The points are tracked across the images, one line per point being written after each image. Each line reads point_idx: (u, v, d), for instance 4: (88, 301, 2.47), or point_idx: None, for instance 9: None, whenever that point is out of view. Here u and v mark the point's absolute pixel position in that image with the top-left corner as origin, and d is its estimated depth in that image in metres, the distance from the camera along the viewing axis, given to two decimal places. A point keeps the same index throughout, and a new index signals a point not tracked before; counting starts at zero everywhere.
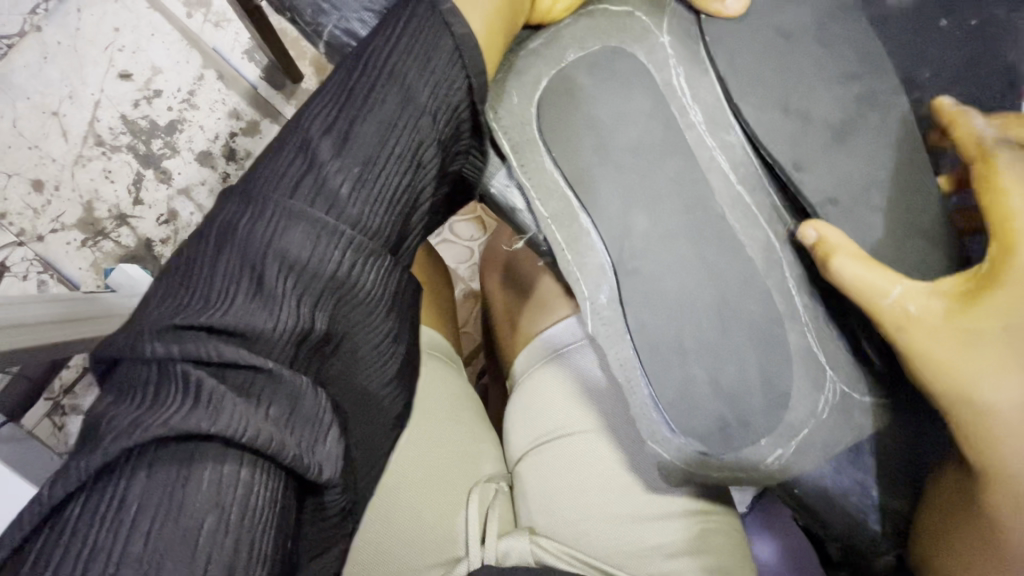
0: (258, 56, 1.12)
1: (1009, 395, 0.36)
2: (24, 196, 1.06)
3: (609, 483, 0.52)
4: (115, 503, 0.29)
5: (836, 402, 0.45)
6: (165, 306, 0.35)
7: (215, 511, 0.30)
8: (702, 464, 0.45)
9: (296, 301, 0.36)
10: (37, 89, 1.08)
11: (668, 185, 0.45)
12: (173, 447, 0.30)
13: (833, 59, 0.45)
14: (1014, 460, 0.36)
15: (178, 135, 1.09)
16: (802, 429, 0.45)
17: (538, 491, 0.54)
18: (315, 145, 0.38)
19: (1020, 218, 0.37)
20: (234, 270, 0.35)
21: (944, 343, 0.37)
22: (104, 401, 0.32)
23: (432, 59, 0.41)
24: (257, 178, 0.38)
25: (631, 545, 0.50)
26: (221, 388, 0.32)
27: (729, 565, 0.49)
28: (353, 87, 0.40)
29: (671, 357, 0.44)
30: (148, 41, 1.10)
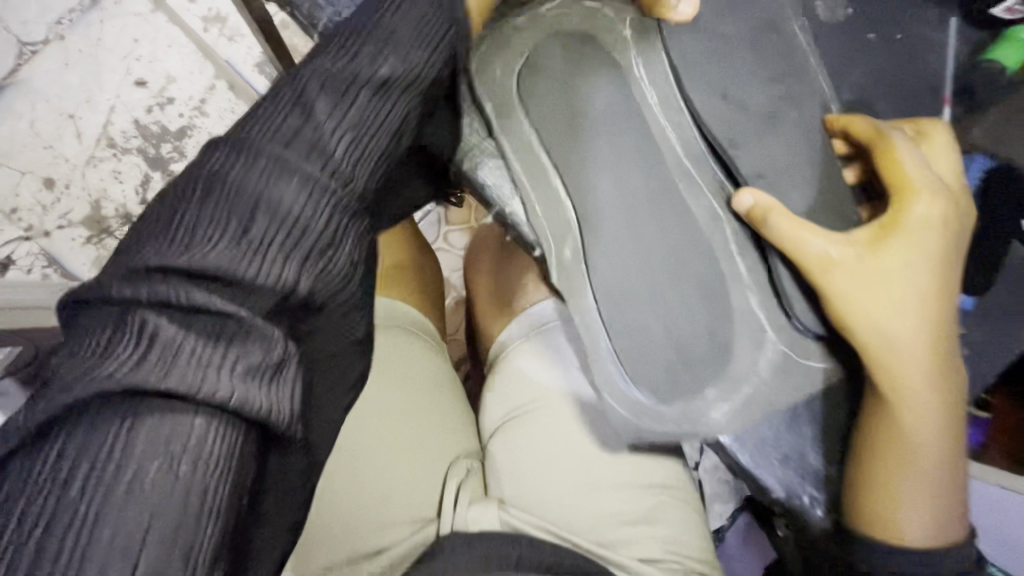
0: (268, 68, 1.18)
1: (906, 330, 0.41)
2: (35, 193, 1.11)
3: (574, 458, 0.55)
4: (68, 448, 0.29)
5: (773, 363, 0.46)
6: (138, 253, 0.35)
7: (166, 455, 0.30)
8: (648, 412, 0.48)
9: (277, 254, 0.36)
10: (56, 93, 1.14)
11: (629, 150, 0.49)
12: (124, 395, 0.30)
13: (777, 62, 0.50)
14: (915, 394, 0.40)
15: (187, 141, 1.15)
16: (746, 375, 0.46)
17: (507, 464, 0.56)
18: (302, 111, 0.40)
19: (913, 180, 0.43)
20: (214, 220, 0.36)
21: (861, 288, 0.41)
22: (59, 352, 0.32)
23: (423, 42, 0.44)
24: (242, 137, 0.39)
25: (599, 517, 0.53)
26: (193, 330, 0.32)
27: (679, 532, 0.54)
28: (341, 63, 0.42)
29: (630, 303, 0.47)
30: (164, 52, 1.17)
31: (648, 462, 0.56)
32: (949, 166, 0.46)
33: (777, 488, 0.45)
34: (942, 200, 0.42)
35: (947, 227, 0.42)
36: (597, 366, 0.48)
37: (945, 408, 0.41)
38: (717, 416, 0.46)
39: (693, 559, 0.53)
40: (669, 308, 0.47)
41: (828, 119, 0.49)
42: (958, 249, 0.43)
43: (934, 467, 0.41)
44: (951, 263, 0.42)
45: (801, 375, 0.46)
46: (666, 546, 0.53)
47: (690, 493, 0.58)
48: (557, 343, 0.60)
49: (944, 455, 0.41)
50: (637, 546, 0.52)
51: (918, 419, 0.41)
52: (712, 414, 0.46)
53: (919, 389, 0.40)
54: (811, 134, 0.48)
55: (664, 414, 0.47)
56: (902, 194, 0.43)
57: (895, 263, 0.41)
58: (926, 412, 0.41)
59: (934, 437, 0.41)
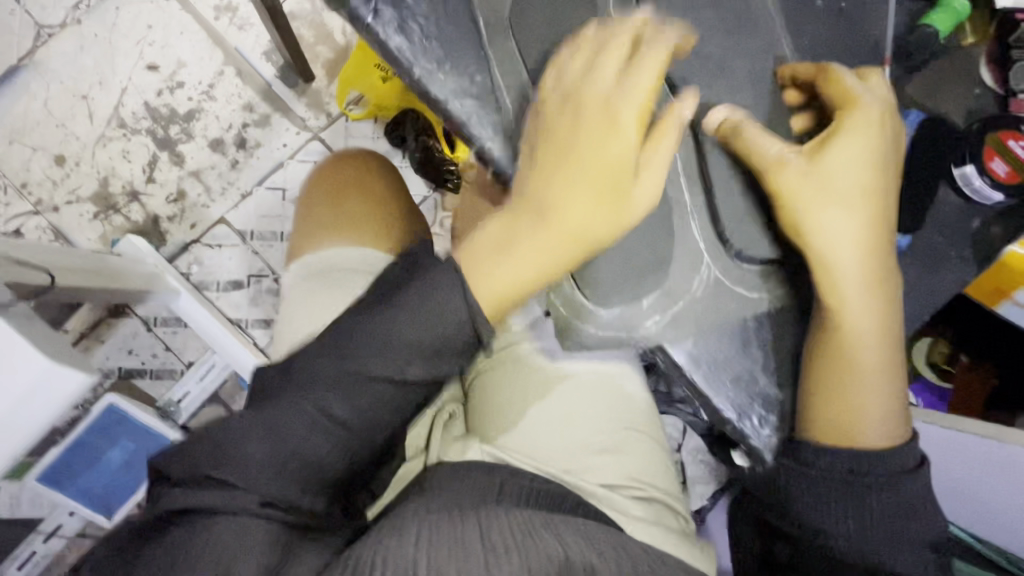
0: (276, 56, 1.20)
1: (845, 231, 0.46)
2: (45, 169, 1.16)
3: (549, 398, 0.62)
4: (167, 538, 0.42)
5: (708, 285, 0.47)
6: (207, 449, 0.45)
7: (226, 543, 0.41)
8: (586, 314, 0.47)
9: (306, 493, 0.46)
10: (70, 74, 1.17)
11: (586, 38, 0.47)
12: (203, 514, 0.43)
13: (752, 16, 0.49)
14: (851, 287, 0.46)
15: (195, 124, 1.18)
16: (689, 280, 0.46)
17: (490, 404, 0.63)
18: (321, 433, 0.45)
19: (852, 99, 0.46)
20: (263, 458, 0.45)
21: (808, 193, 0.45)
22: (183, 490, 0.44)
23: (401, 354, 0.46)
24: (278, 405, 0.46)
25: (574, 449, 0.60)
26: (259, 506, 0.44)
27: (643, 460, 0.62)
28: (367, 341, 0.46)
29: (571, 193, 0.44)
30: (176, 38, 1.19)
31: (616, 402, 0.63)
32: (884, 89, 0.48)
33: (729, 410, 0.47)
34: (878, 120, 0.47)
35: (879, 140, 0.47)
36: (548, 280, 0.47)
37: (880, 308, 0.47)
38: (651, 326, 0.46)
39: (653, 487, 0.61)
40: (603, 202, 0.44)
41: (781, 70, 0.48)
42: (892, 160, 0.48)
43: (870, 347, 0.47)
44: (883, 173, 0.47)
45: (730, 297, 0.47)
46: (631, 475, 0.60)
47: (655, 433, 0.65)
48: None
49: (881, 350, 0.48)
50: (605, 472, 0.60)
51: (854, 308, 0.46)
52: (648, 323, 0.46)
53: (855, 293, 0.46)
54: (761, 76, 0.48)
55: (603, 319, 0.47)
56: (846, 113, 0.46)
57: (835, 177, 0.46)
58: (860, 314, 0.46)
59: (867, 324, 0.47)
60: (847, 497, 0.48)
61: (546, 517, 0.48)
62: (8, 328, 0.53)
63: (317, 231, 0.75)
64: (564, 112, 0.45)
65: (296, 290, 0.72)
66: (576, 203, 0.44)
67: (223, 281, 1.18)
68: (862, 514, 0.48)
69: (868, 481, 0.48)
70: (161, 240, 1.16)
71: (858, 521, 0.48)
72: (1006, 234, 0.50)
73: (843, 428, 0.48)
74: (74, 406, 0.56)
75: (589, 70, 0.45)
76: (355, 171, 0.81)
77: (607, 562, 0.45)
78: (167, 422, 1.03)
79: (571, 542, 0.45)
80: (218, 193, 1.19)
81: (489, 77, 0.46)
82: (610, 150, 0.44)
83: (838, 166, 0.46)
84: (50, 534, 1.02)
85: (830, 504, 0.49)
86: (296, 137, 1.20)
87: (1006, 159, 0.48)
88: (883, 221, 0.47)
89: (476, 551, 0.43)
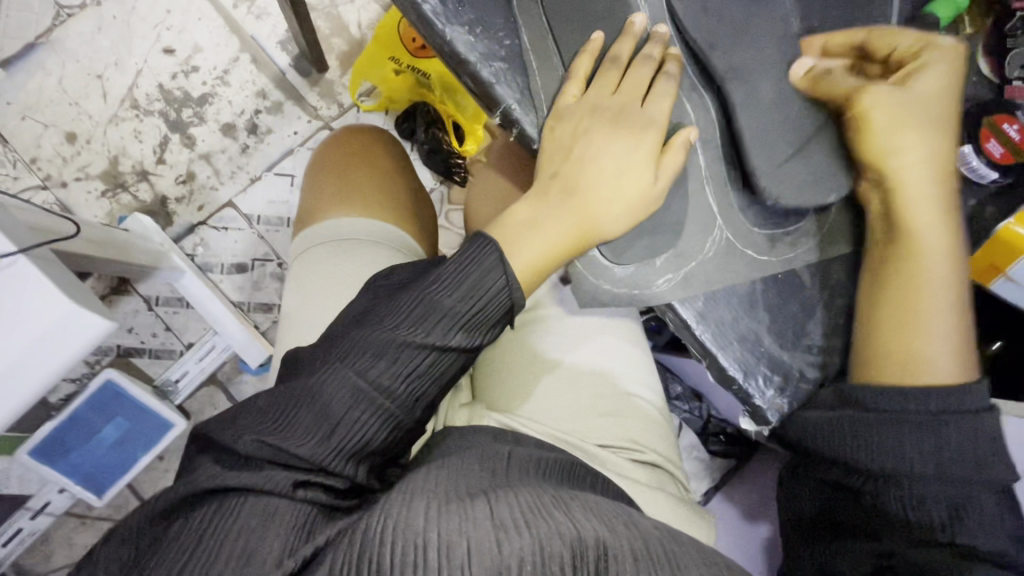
0: (291, 46, 1.16)
1: (921, 154, 0.49)
2: (56, 146, 1.10)
3: (551, 369, 0.64)
4: (197, 518, 0.38)
5: (720, 246, 0.50)
6: (251, 422, 0.43)
7: (255, 527, 0.37)
8: (604, 271, 0.50)
9: (351, 462, 0.43)
10: (87, 53, 1.12)
11: (606, 13, 0.50)
12: (237, 492, 0.40)
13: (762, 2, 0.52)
14: (923, 210, 0.49)
15: (208, 107, 1.14)
16: (704, 243, 0.50)
17: (496, 375, 0.64)
18: (366, 403, 0.43)
19: (920, 44, 0.51)
20: (307, 426, 0.43)
21: (892, 116, 0.49)
22: (211, 465, 0.42)
23: (433, 315, 0.45)
24: (322, 373, 0.44)
25: (578, 417, 0.62)
26: (294, 489, 0.40)
27: (643, 429, 0.63)
28: (410, 312, 0.45)
29: (591, 157, 0.49)
30: (194, 23, 1.15)
31: (614, 371, 0.65)
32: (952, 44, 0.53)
33: (734, 368, 0.49)
34: (949, 57, 0.51)
35: (953, 81, 0.50)
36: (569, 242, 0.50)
37: (951, 240, 0.49)
38: (662, 286, 0.49)
39: (654, 452, 0.62)
40: (627, 167, 0.48)
41: (803, 39, 0.51)
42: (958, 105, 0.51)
43: (945, 267, 0.49)
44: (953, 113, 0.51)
45: (740, 259, 0.50)
46: (633, 439, 0.62)
47: (655, 401, 0.66)
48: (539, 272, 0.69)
49: (952, 283, 0.49)
50: (606, 433, 0.61)
51: (929, 229, 0.49)
52: (659, 283, 0.49)
53: (928, 221, 0.49)
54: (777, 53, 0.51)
55: (618, 276, 0.49)
56: (927, 50, 0.51)
57: (919, 104, 0.50)
58: (934, 242, 0.49)
59: (942, 247, 0.49)
60: (921, 437, 0.46)
61: (554, 493, 0.41)
62: (38, 273, 0.55)
63: (325, 200, 0.75)
64: (587, 111, 0.49)
65: (303, 260, 0.71)
66: (600, 189, 0.48)
67: (227, 264, 1.13)
68: (912, 465, 0.47)
69: (932, 422, 0.46)
70: (168, 221, 1.12)
71: (934, 462, 0.46)
72: (999, 213, 0.52)
73: (919, 351, 0.48)
74: (91, 351, 0.57)
75: (614, 76, 0.49)
76: (362, 146, 0.82)
77: (622, 539, 0.36)
78: (164, 401, 1.03)
79: (581, 517, 0.38)
80: (227, 176, 1.14)
81: (517, 47, 0.49)
82: (627, 152, 0.48)
83: (921, 98, 0.50)
84: (38, 511, 1.00)
85: (902, 446, 0.47)
86: (307, 125, 1.16)
87: (1002, 140, 0.51)
88: (948, 160, 0.50)
89: (480, 524, 0.36)
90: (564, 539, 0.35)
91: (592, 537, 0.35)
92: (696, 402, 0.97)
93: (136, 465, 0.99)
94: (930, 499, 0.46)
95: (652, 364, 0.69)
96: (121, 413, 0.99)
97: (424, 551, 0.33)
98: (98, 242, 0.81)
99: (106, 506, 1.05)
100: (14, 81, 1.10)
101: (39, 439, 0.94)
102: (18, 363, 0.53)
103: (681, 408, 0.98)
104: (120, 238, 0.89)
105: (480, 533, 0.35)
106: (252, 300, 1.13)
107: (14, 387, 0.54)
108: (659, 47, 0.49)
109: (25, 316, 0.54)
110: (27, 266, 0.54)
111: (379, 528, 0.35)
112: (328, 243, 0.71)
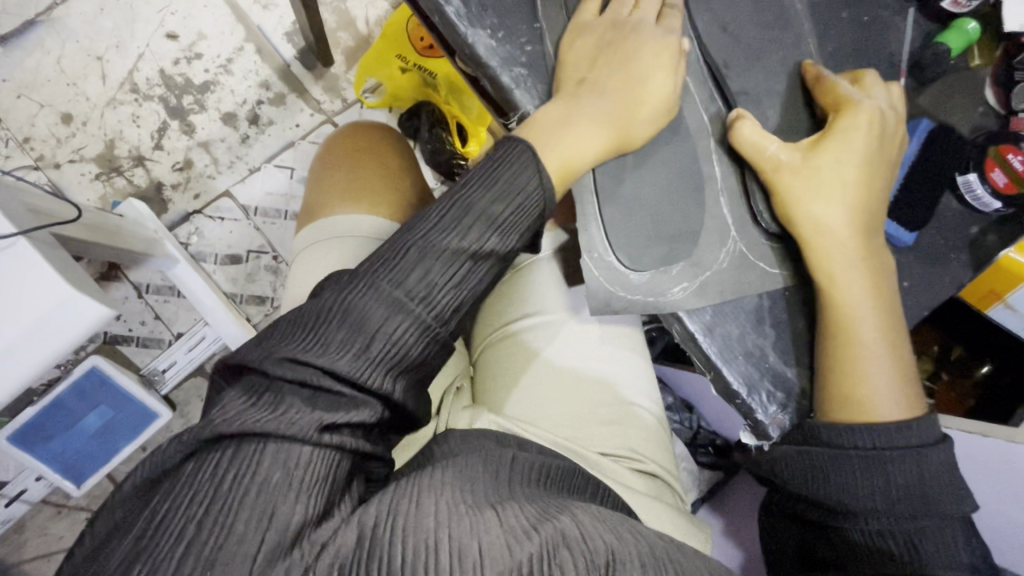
0: (297, 38, 1.15)
1: (834, 213, 0.49)
2: (50, 126, 1.08)
3: (555, 375, 0.64)
4: (216, 461, 0.35)
5: (734, 257, 0.51)
6: (281, 342, 0.40)
7: (278, 483, 0.35)
8: (622, 278, 0.49)
9: (390, 377, 0.41)
10: (87, 34, 1.10)
11: (629, 24, 0.51)
12: (259, 436, 0.36)
13: (780, 26, 0.53)
14: (847, 268, 0.49)
15: (209, 95, 1.12)
16: (719, 254, 0.50)
17: (502, 381, 0.64)
18: (403, 314, 0.41)
19: (841, 101, 0.50)
20: (343, 340, 0.40)
21: (800, 181, 0.49)
22: (235, 398, 0.38)
23: (470, 222, 0.44)
24: (352, 290, 0.41)
25: (578, 427, 0.62)
26: (321, 434, 0.37)
27: (645, 440, 0.63)
28: (444, 216, 0.44)
29: (610, 172, 0.50)
30: (199, 10, 1.13)
31: (618, 379, 0.65)
32: (890, 93, 0.52)
33: (739, 383, 0.50)
34: (866, 91, 0.51)
35: (872, 141, 0.50)
36: (584, 238, 0.50)
37: (880, 297, 0.49)
38: (678, 294, 0.49)
39: (654, 462, 0.62)
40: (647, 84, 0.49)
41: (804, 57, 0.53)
42: (886, 161, 0.51)
43: (879, 323, 0.49)
44: (877, 169, 0.50)
45: (753, 271, 0.51)
46: (633, 448, 0.62)
47: (654, 411, 0.67)
48: (548, 278, 0.69)
49: (881, 330, 0.49)
50: (606, 442, 0.61)
51: (855, 288, 0.48)
52: (674, 292, 0.49)
53: (849, 278, 0.48)
54: (793, 76, 0.53)
55: (633, 282, 0.49)
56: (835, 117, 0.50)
57: (827, 171, 0.49)
58: (863, 299, 0.48)
59: (872, 304, 0.49)
60: (910, 469, 0.48)
61: (558, 502, 0.41)
62: (36, 255, 0.53)
63: (330, 197, 0.75)
64: (574, 94, 0.49)
65: (307, 254, 0.71)
66: (623, 111, 0.49)
67: (221, 254, 1.11)
68: (894, 493, 0.48)
69: (876, 458, 0.48)
70: (162, 209, 1.10)
71: (884, 498, 0.49)
72: (1000, 242, 0.54)
73: (869, 391, 0.49)
74: (87, 338, 0.55)
75: (616, 65, 0.50)
76: (371, 143, 0.81)
77: (630, 546, 0.36)
78: (150, 391, 1.01)
79: (586, 522, 0.38)
80: (225, 166, 1.13)
81: (542, 54, 0.50)
82: (653, 74, 0.49)
83: (834, 159, 0.49)
84: (12, 499, 0.98)
85: (852, 483, 0.49)
86: (310, 118, 1.15)
87: (1008, 170, 0.52)
88: (871, 215, 0.50)
89: (492, 529, 0.35)
90: (573, 550, 0.34)
91: (601, 545, 0.35)
92: (687, 412, 0.99)
93: (118, 455, 0.98)
94: (881, 532, 0.49)
95: (652, 373, 0.69)
96: (105, 401, 0.96)
97: (435, 553, 0.33)
98: (93, 228, 0.79)
99: (83, 497, 1.02)
100: (11, 58, 1.08)
101: (17, 425, 0.91)
102: (12, 347, 0.52)
103: (673, 418, 0.99)
104: (111, 223, 0.87)
105: (490, 536, 0.34)
106: (245, 293, 1.11)
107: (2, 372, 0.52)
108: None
109: (22, 299, 0.52)
110: (27, 249, 0.53)
111: (390, 530, 0.34)
112: (331, 238, 0.70)
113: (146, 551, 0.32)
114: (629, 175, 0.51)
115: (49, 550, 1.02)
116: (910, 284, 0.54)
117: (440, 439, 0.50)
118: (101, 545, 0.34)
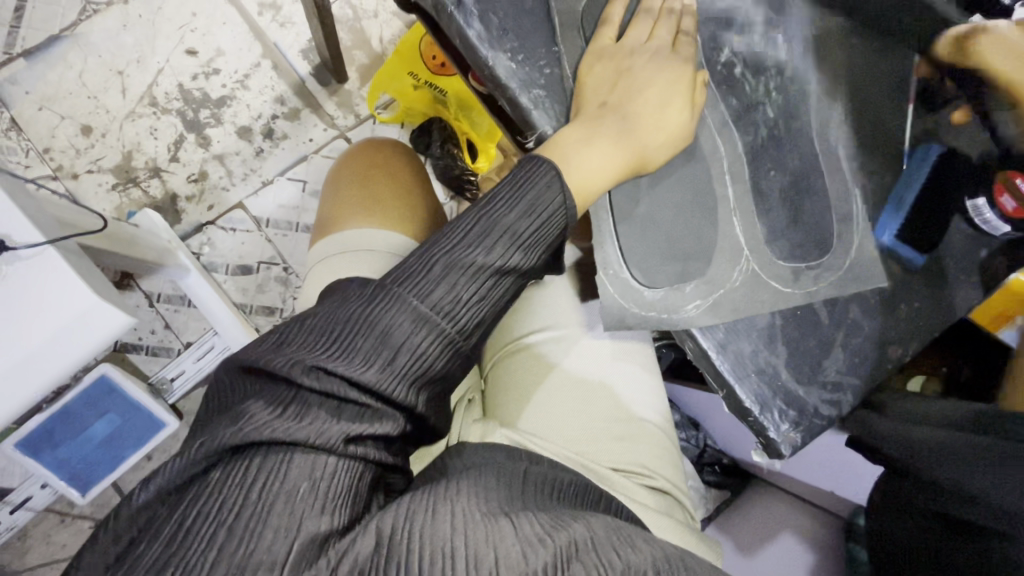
0: (313, 55, 1.18)
1: None
2: (71, 137, 1.11)
3: (569, 391, 0.65)
4: (243, 469, 0.36)
5: (747, 275, 0.52)
6: (302, 347, 0.41)
7: (304, 493, 0.36)
8: (638, 296, 0.50)
9: (413, 390, 0.41)
10: (109, 49, 1.14)
11: (642, 50, 0.52)
12: (286, 446, 0.37)
13: (788, 55, 0.54)
14: None
15: (225, 110, 1.15)
16: (733, 272, 0.52)
17: (516, 397, 0.65)
18: (428, 328, 0.42)
19: None
20: (368, 351, 0.40)
21: None
22: (255, 404, 0.39)
23: (493, 240, 0.45)
24: (379, 300, 0.42)
25: (591, 443, 0.62)
26: (346, 446, 0.38)
27: (657, 455, 0.64)
28: (469, 230, 0.45)
29: (625, 194, 0.52)
30: (219, 28, 1.17)
31: (629, 394, 0.66)
32: None
33: (751, 401, 0.50)
34: None
35: None
36: (600, 256, 0.51)
37: None
38: (691, 310, 0.50)
39: (666, 478, 0.63)
40: (661, 111, 0.51)
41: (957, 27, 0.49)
42: None
43: None
44: None
45: (766, 290, 0.52)
46: (644, 464, 0.62)
47: (664, 426, 0.67)
48: (559, 292, 0.70)
49: None
50: (619, 458, 0.61)
51: None
52: (687, 310, 0.50)
53: None
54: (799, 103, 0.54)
55: (647, 299, 0.50)
56: None
57: None
58: None
59: None
60: None
61: (572, 513, 0.41)
62: (63, 262, 0.55)
63: (342, 213, 0.76)
64: (593, 116, 0.50)
65: (320, 268, 0.72)
66: (638, 136, 0.50)
67: (232, 265, 1.13)
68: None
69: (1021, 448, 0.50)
70: (176, 219, 1.12)
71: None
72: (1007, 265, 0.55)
73: None
74: (109, 345, 0.56)
75: (630, 92, 0.52)
76: (382, 158, 0.83)
77: (645, 554, 0.36)
78: (159, 399, 1.01)
79: (601, 533, 0.38)
80: (239, 178, 1.15)
81: (559, 77, 0.52)
82: (666, 100, 0.51)
83: None
84: (17, 505, 0.97)
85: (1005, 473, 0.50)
86: (323, 133, 1.17)
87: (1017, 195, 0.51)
88: None
89: (507, 537, 0.35)
90: (585, 561, 0.34)
91: (614, 556, 0.35)
92: (693, 430, 0.98)
93: (124, 463, 0.98)
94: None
95: (662, 389, 0.69)
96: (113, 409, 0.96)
97: (451, 561, 0.33)
98: (110, 237, 0.80)
99: (88, 505, 1.03)
100: (34, 71, 1.11)
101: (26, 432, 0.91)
102: (35, 354, 0.53)
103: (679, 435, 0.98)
104: (127, 233, 0.88)
105: (506, 545, 0.35)
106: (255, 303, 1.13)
107: (23, 379, 0.53)
108: (670, 28, 0.53)
109: (47, 305, 0.54)
110: (53, 257, 0.55)
111: (409, 536, 0.35)
112: (343, 252, 0.72)
113: (176, 556, 0.33)
114: (644, 195, 0.52)
115: (52, 558, 1.02)
116: (919, 306, 0.54)
117: (454, 452, 0.50)
118: (128, 548, 0.34)
